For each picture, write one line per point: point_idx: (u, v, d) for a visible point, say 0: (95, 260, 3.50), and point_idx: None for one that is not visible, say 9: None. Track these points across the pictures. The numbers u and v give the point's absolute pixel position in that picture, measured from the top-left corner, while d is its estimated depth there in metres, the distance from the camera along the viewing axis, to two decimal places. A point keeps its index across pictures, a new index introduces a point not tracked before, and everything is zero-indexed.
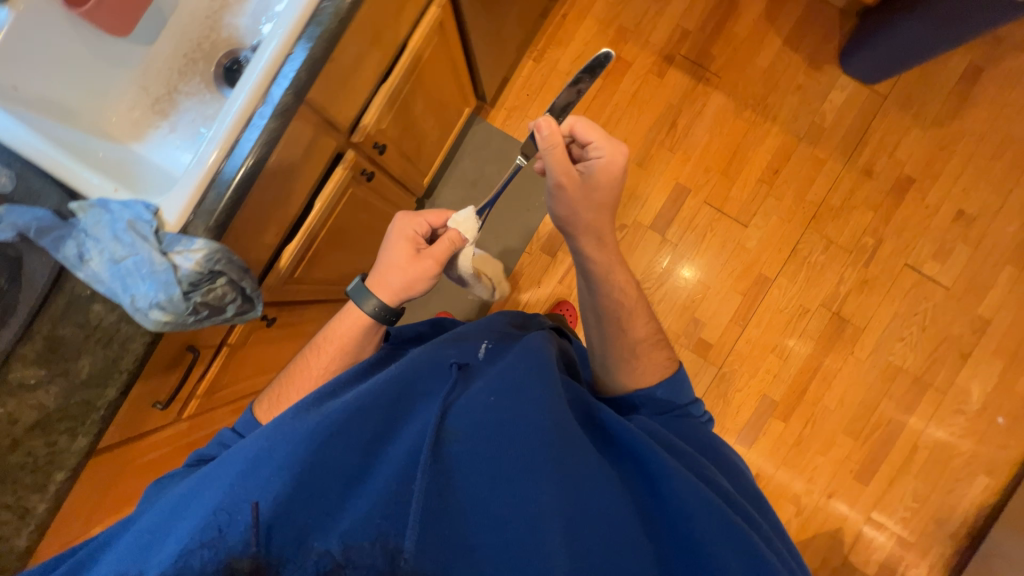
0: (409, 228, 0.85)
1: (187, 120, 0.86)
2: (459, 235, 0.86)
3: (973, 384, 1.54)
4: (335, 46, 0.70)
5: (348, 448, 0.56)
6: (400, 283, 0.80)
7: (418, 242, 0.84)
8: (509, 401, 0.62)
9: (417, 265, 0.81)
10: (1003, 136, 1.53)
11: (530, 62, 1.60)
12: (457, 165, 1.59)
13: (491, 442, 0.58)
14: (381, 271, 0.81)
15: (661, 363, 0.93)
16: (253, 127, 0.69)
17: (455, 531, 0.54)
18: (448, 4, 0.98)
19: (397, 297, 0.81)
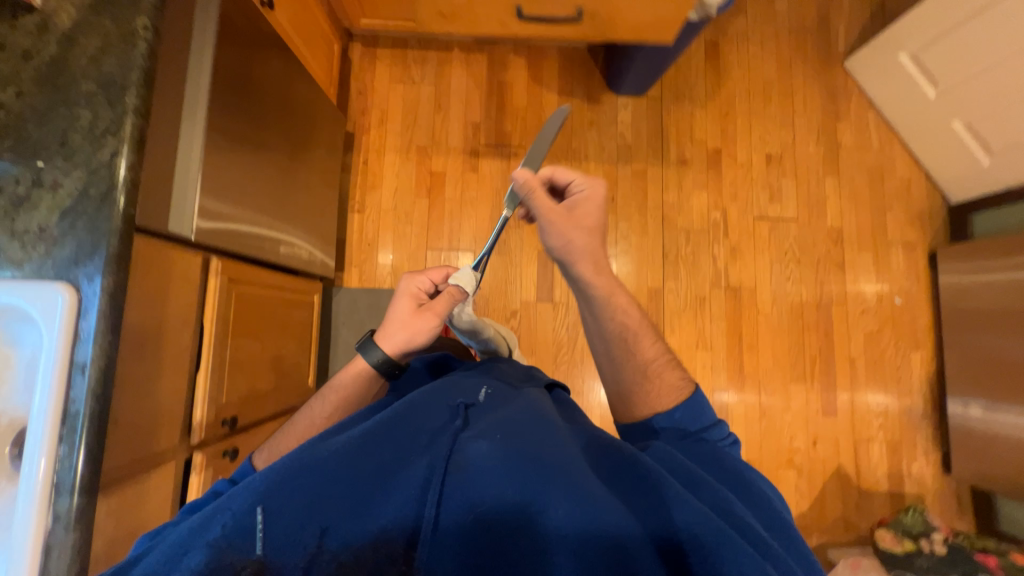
0: (413, 285, 0.92)
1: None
2: (459, 289, 0.92)
3: (862, 283, 1.69)
4: (108, 421, 0.65)
5: (366, 488, 0.58)
6: (405, 335, 0.86)
7: (421, 296, 0.92)
8: (519, 421, 0.64)
9: (418, 317, 0.88)
10: (763, 84, 1.76)
11: (357, 215, 1.62)
12: (337, 339, 1.55)
13: (499, 459, 0.59)
14: (386, 324, 0.88)
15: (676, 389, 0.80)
16: (52, 557, 0.61)
17: (452, 540, 0.55)
18: (230, 259, 0.96)
19: (401, 350, 0.86)
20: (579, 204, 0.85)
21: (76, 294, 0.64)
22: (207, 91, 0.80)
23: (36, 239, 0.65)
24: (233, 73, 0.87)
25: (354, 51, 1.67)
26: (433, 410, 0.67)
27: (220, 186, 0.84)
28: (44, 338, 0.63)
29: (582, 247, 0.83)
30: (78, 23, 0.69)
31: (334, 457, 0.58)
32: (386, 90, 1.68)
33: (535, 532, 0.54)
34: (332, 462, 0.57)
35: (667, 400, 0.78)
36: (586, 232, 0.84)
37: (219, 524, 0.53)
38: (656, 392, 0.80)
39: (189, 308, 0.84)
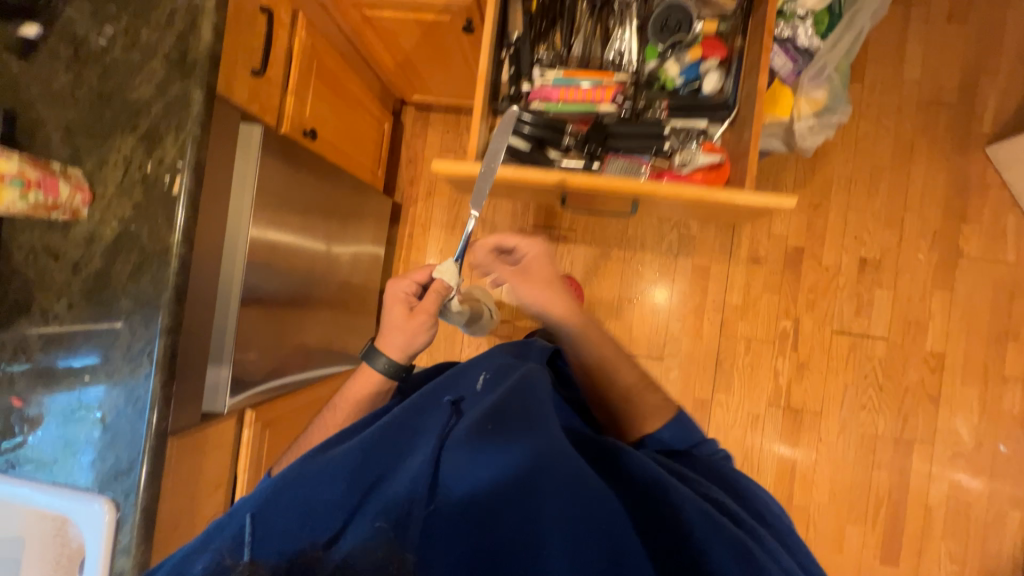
0: (399, 290, 0.85)
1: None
2: (444, 284, 0.84)
3: (958, 423, 1.44)
4: None
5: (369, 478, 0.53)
6: (405, 338, 0.81)
7: (410, 300, 0.84)
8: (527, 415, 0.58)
9: (412, 320, 0.81)
10: (870, 170, 1.47)
11: None
12: None
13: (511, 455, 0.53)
14: (384, 330, 0.81)
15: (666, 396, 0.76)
16: None
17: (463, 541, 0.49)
18: (265, 402, 0.99)
19: (405, 351, 0.80)
20: (530, 264, 0.85)
21: (116, 507, 0.69)
22: (241, 281, 0.84)
23: (84, 450, 0.70)
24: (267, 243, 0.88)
25: (407, 115, 1.61)
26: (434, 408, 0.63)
27: (247, 359, 0.87)
28: (89, 545, 0.70)
29: (542, 302, 0.82)
30: (120, 236, 0.70)
31: (340, 456, 0.52)
32: (435, 159, 1.61)
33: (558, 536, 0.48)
34: (331, 464, 0.52)
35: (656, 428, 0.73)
36: (550, 283, 0.83)
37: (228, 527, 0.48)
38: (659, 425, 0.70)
39: (220, 472, 0.89)
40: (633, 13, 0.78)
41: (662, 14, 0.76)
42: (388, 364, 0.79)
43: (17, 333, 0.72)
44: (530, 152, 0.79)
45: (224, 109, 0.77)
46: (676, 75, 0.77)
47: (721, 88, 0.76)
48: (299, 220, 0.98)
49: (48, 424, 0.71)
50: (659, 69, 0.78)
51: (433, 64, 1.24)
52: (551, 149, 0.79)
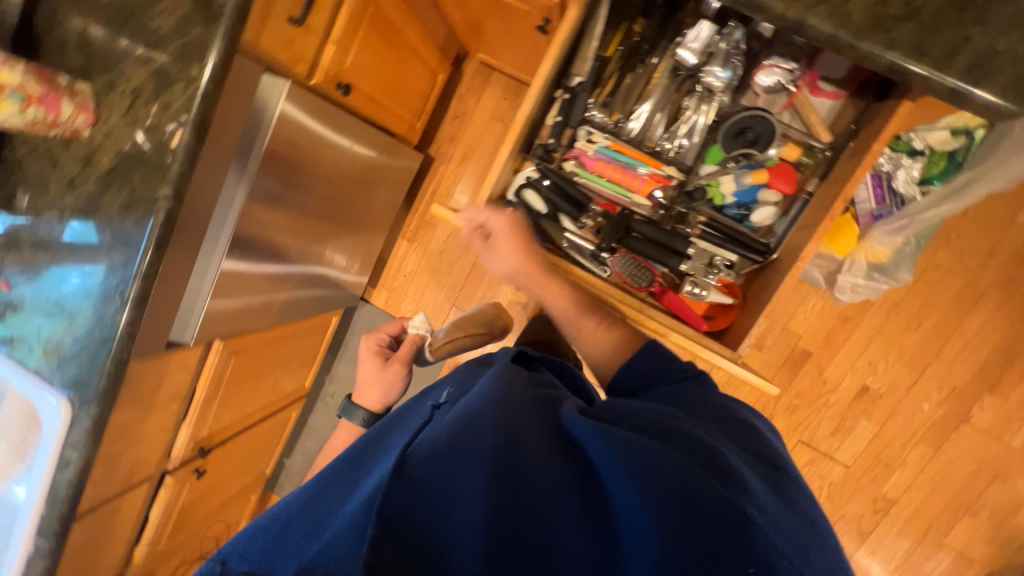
0: (374, 343, 0.97)
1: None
2: (416, 335, 0.98)
3: (873, 563, 1.47)
4: (82, 488, 0.83)
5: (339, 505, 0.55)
6: (384, 389, 0.94)
7: (382, 355, 0.96)
8: (471, 408, 0.52)
9: (386, 373, 0.92)
10: (923, 303, 1.33)
11: (405, 242, 1.61)
12: (349, 345, 1.69)
13: (448, 453, 0.48)
14: (365, 385, 0.93)
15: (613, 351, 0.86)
16: (30, 568, 0.86)
17: (414, 532, 0.45)
18: (235, 336, 1.04)
19: (384, 400, 0.93)
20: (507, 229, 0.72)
21: (71, 410, 0.78)
22: (229, 237, 0.84)
23: (53, 351, 0.77)
24: (263, 202, 0.87)
25: (468, 65, 1.47)
26: (399, 427, 0.64)
27: (220, 303, 0.90)
28: (48, 430, 0.79)
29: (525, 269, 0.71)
30: (115, 169, 0.70)
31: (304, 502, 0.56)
32: (481, 125, 1.50)
33: (520, 524, 0.44)
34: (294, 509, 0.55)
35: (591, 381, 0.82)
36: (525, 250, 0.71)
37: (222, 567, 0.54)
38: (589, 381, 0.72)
39: (178, 388, 0.97)
40: (715, 104, 0.67)
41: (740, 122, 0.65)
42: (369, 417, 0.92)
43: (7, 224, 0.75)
44: (541, 214, 0.74)
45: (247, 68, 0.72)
46: (729, 193, 0.68)
47: (771, 225, 0.69)
48: (310, 175, 0.94)
49: (28, 316, 0.77)
50: (715, 177, 0.68)
51: (503, 36, 1.09)
52: (565, 220, 0.74)
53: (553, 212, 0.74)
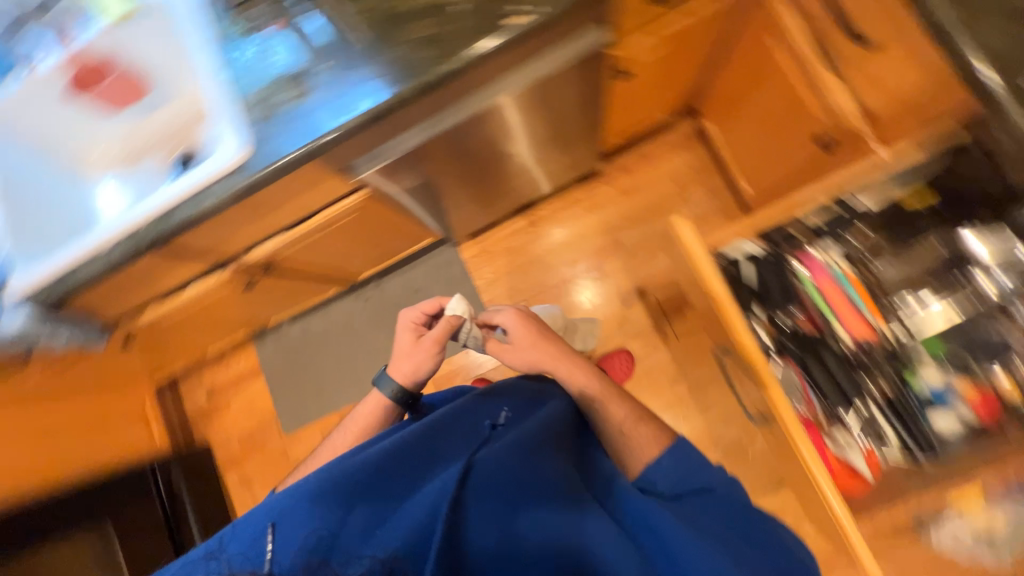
0: (411, 317, 1.04)
1: (131, 189, 1.06)
2: (453, 319, 1.00)
3: None
4: (195, 224, 0.82)
5: (403, 494, 0.73)
6: (414, 368, 1.01)
7: (416, 330, 1.04)
8: (533, 456, 0.75)
9: (416, 352, 1.00)
10: None
11: (524, 222, 1.66)
12: (412, 270, 1.70)
13: (500, 501, 0.71)
14: (398, 357, 1.01)
15: (661, 432, 0.88)
16: (96, 259, 0.84)
17: (481, 542, 0.69)
18: (379, 195, 1.05)
19: (412, 377, 1.00)
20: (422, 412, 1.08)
21: (245, 158, 0.78)
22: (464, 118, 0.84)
23: (278, 104, 0.80)
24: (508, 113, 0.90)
25: (679, 127, 1.57)
26: (457, 429, 0.81)
27: (409, 161, 0.89)
28: (216, 159, 0.80)
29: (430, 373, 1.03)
30: (445, 12, 0.76)
31: (381, 459, 0.73)
32: (652, 176, 1.59)
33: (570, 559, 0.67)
34: (369, 469, 0.72)
35: (647, 449, 0.85)
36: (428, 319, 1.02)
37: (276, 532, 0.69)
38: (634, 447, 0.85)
39: (312, 207, 1.00)
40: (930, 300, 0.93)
41: (949, 322, 0.91)
42: (395, 390, 1.00)
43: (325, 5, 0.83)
44: (755, 283, 0.97)
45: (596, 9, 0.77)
46: (927, 384, 0.89)
47: (947, 434, 0.87)
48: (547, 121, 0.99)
49: (280, 70, 0.82)
50: (920, 368, 0.90)
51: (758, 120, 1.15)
52: (773, 303, 0.97)
53: (768, 287, 0.97)
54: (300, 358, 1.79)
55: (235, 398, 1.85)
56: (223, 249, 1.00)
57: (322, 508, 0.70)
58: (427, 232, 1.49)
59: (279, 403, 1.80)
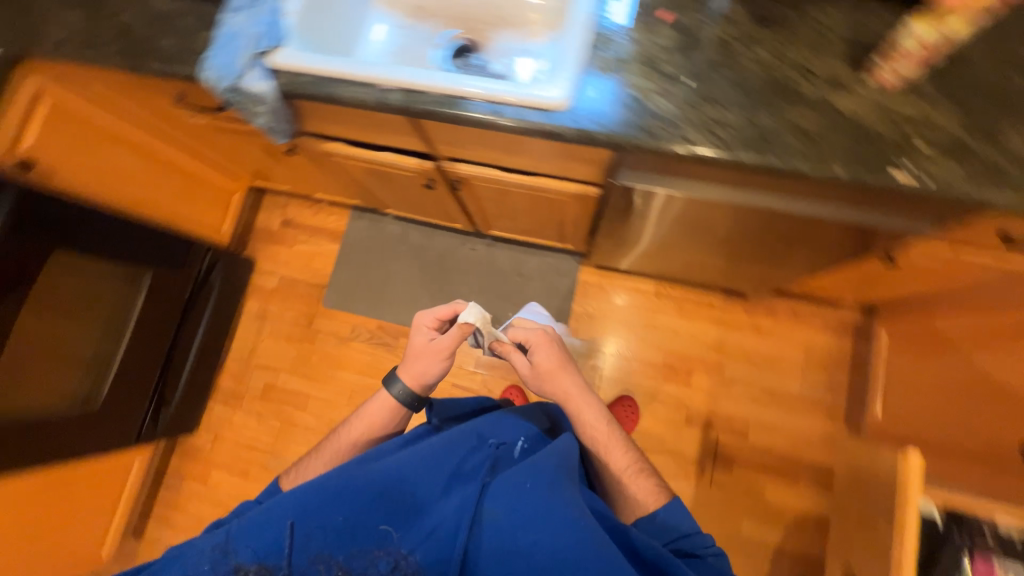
0: (427, 320, 0.93)
1: (402, 40, 1.04)
2: (469, 326, 0.91)
3: None
4: (465, 125, 0.79)
5: (418, 509, 0.68)
6: (418, 369, 0.91)
7: (427, 333, 0.93)
8: (544, 482, 0.69)
9: (427, 354, 0.91)
10: None
11: (652, 287, 1.60)
12: (528, 254, 1.67)
13: (509, 533, 0.65)
14: (409, 356, 0.92)
15: (661, 494, 0.84)
16: (360, 90, 0.80)
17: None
18: (596, 198, 1.02)
19: (417, 380, 0.91)
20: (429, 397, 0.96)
21: (557, 107, 0.74)
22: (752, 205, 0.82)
23: (620, 81, 0.74)
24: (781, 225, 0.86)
25: (848, 311, 1.50)
26: (469, 447, 0.76)
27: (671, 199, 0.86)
28: (531, 86, 0.76)
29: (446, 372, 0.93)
30: (844, 117, 0.69)
31: (392, 469, 0.70)
32: (788, 333, 1.52)
33: None
34: (383, 474, 0.69)
35: (643, 505, 0.83)
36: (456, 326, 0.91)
37: (277, 534, 0.64)
38: (631, 496, 0.85)
39: (540, 169, 0.97)
40: None
41: None
42: (402, 392, 0.91)
43: (715, 17, 0.75)
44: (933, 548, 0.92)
45: (942, 216, 0.75)
46: None
47: None
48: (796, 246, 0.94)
49: (645, 49, 0.75)
50: None
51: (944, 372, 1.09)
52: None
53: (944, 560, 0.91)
54: (379, 252, 1.77)
55: (301, 243, 1.83)
56: (442, 148, 0.96)
57: (332, 511, 0.65)
58: (574, 239, 1.45)
59: (334, 275, 1.78)
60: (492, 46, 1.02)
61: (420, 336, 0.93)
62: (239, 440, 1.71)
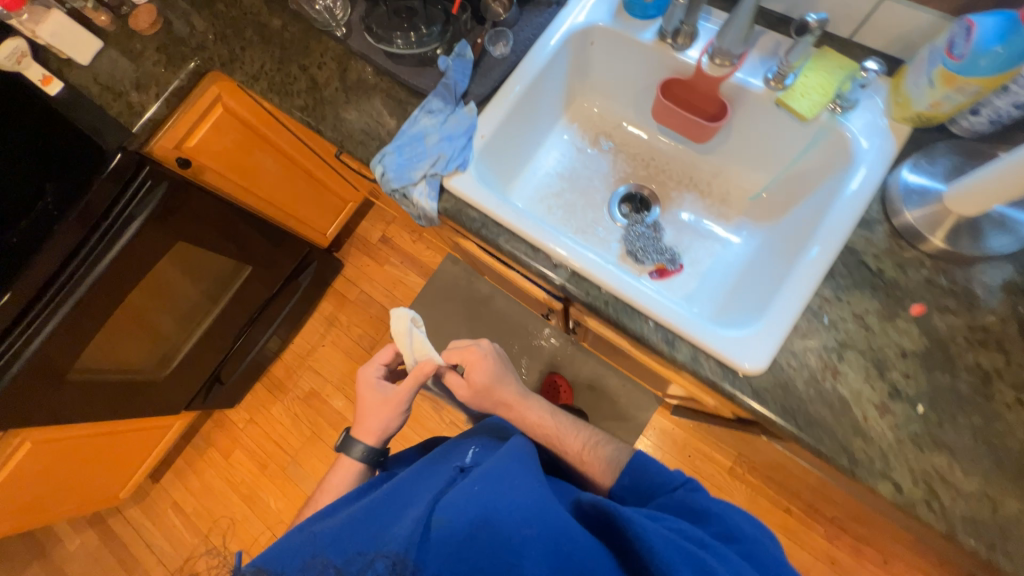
0: (371, 372, 0.94)
1: (578, 167, 0.95)
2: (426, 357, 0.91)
3: None
4: (627, 334, 0.69)
5: (379, 521, 0.60)
6: (379, 424, 0.89)
7: (379, 388, 0.92)
8: (492, 478, 0.62)
9: (380, 404, 0.90)
10: None
11: (728, 463, 1.43)
12: (607, 372, 1.55)
13: (469, 532, 0.54)
14: (363, 415, 0.90)
15: (621, 450, 0.86)
16: (524, 248, 0.73)
17: None
18: (725, 417, 0.88)
19: (380, 434, 0.89)
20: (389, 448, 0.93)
21: (746, 370, 0.62)
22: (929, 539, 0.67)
23: (831, 370, 0.61)
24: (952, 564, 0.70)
25: None
26: (424, 476, 0.68)
27: (827, 478, 0.73)
28: (722, 330, 0.65)
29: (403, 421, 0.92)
30: None
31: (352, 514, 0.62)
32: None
33: None
34: (345, 521, 0.61)
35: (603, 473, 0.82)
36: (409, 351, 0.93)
37: None
38: (603, 466, 0.82)
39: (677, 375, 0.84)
40: None
41: None
42: (366, 449, 0.88)
43: (980, 331, 0.59)
44: None
45: None
46: None
47: None
48: None
49: (873, 341, 0.61)
50: None
51: None
52: None
53: None
54: (459, 307, 1.70)
55: (392, 265, 1.82)
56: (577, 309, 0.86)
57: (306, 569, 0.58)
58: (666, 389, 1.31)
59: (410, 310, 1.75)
60: (675, 209, 0.90)
61: (372, 389, 0.92)
62: (269, 433, 1.73)
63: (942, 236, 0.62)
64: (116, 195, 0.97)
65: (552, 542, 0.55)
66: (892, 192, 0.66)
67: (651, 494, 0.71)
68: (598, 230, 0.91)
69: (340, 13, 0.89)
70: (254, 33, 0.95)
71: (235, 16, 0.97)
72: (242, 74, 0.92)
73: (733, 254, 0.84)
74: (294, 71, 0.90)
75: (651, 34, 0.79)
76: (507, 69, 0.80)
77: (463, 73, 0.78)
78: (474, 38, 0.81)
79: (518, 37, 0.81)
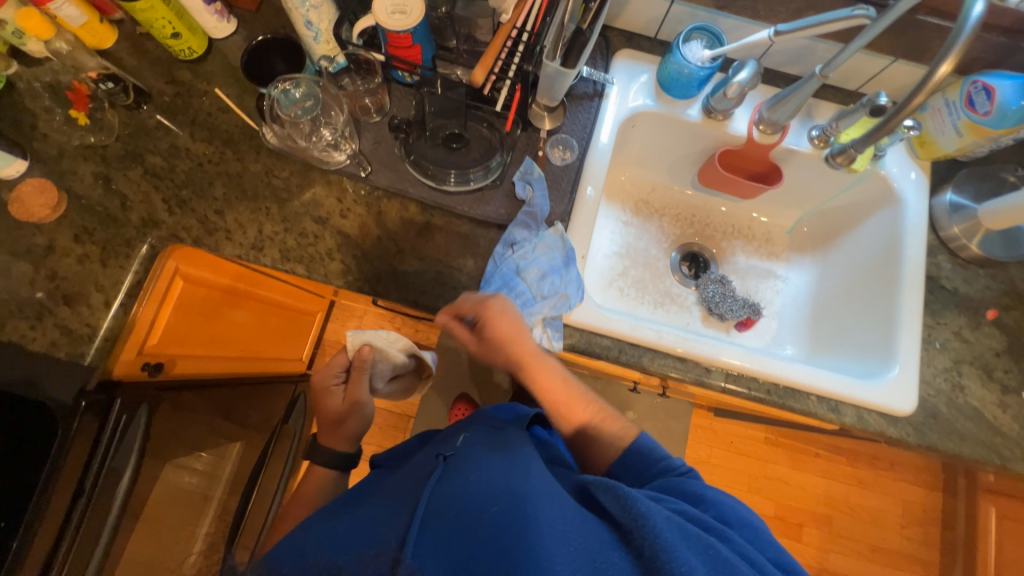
0: (323, 378, 0.84)
1: (632, 242, 0.93)
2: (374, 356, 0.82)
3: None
4: (787, 411, 0.71)
5: (363, 527, 0.51)
6: (343, 429, 0.84)
7: (338, 392, 0.84)
8: (488, 469, 0.55)
9: (340, 407, 0.83)
10: None
11: (764, 435, 1.60)
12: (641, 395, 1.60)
13: (462, 517, 0.48)
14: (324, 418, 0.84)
15: (627, 431, 0.68)
16: (670, 361, 0.70)
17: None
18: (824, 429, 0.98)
19: (350, 437, 0.85)
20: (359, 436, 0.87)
21: (904, 412, 0.69)
22: None
23: (957, 387, 0.71)
24: None
25: (943, 469, 1.59)
26: (413, 473, 0.61)
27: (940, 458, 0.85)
28: (865, 381, 0.71)
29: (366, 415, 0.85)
30: None
31: (333, 525, 0.56)
32: (887, 487, 1.59)
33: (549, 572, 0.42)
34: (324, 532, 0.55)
35: (604, 459, 0.67)
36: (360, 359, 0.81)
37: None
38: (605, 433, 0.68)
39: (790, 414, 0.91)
40: None
41: None
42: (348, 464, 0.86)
43: None
44: None
45: None
46: None
47: None
48: None
49: (975, 352, 0.72)
50: None
51: None
52: None
53: None
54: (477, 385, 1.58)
55: None
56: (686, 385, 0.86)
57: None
58: (710, 400, 1.40)
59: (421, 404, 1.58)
60: (731, 258, 0.95)
61: (327, 394, 0.84)
62: None
63: (978, 245, 0.75)
64: (94, 445, 0.69)
65: (540, 521, 0.46)
66: (937, 216, 0.78)
67: (650, 474, 0.61)
68: (673, 298, 0.91)
69: (350, 146, 0.73)
70: (225, 186, 0.73)
71: (184, 169, 0.73)
72: (231, 245, 0.71)
73: (797, 288, 0.92)
74: (308, 227, 0.72)
75: (695, 110, 0.79)
76: (576, 176, 0.74)
77: (543, 194, 0.71)
78: (534, 151, 0.74)
79: (575, 139, 0.76)
